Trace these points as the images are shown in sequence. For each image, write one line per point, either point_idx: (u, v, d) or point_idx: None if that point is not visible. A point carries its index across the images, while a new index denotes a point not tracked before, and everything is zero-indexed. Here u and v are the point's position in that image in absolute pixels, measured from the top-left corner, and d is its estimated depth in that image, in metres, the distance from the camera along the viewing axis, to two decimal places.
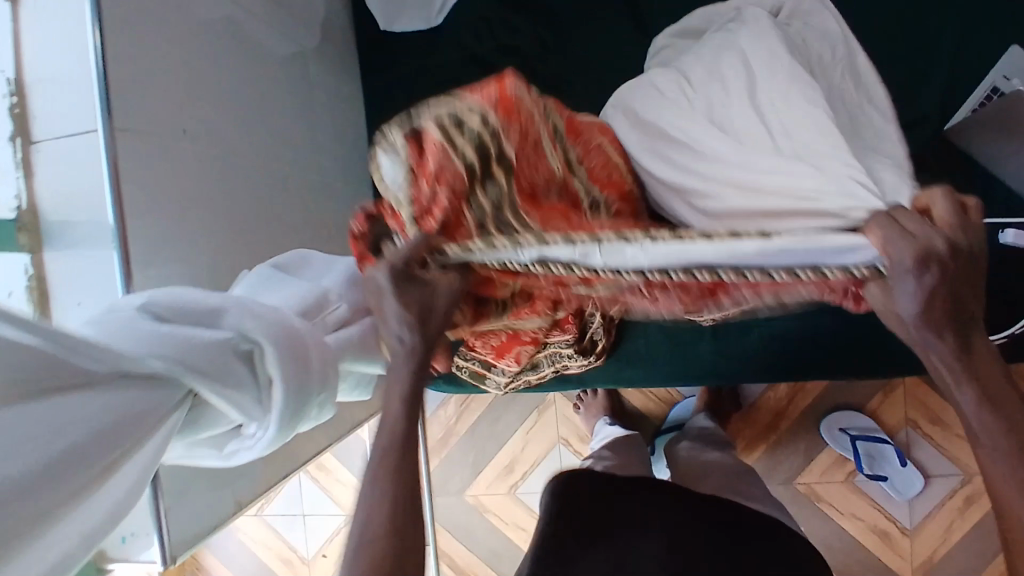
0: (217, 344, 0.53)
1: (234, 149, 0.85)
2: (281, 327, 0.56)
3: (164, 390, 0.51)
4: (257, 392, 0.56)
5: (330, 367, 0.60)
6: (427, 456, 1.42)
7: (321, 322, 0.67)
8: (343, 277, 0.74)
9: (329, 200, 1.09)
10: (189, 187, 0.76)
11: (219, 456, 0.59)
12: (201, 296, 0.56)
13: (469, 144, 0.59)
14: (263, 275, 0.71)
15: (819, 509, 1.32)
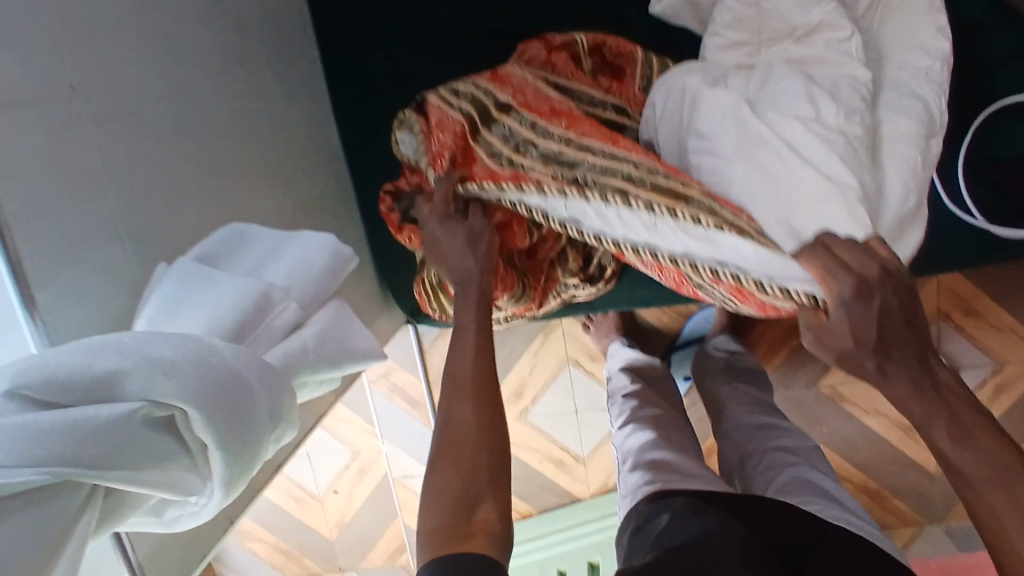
0: (123, 422, 0.40)
1: (152, 103, 0.68)
2: (208, 377, 0.43)
3: (61, 501, 0.38)
4: (190, 459, 0.44)
5: (278, 396, 0.48)
6: (430, 388, 1.34)
7: (263, 338, 0.53)
8: (284, 267, 0.59)
9: (277, 134, 0.93)
10: (96, 160, 0.60)
11: (159, 523, 0.48)
12: (87, 357, 0.42)
13: (464, 102, 0.84)
14: (184, 274, 0.55)
15: (842, 409, 1.27)
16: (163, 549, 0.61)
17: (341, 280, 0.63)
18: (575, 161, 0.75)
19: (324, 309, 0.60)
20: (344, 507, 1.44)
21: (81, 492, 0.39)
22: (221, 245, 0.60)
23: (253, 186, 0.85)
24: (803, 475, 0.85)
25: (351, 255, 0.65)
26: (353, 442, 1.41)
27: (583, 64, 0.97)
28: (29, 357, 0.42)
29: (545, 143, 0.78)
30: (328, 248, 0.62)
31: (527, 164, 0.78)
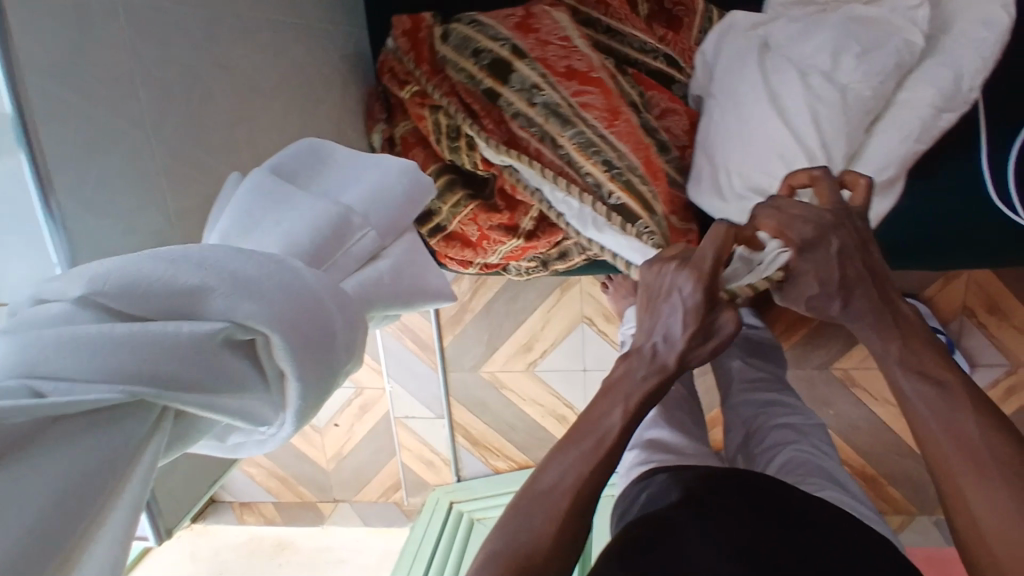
0: (204, 342, 0.37)
1: (185, 5, 0.64)
2: (291, 304, 0.40)
3: (136, 421, 0.37)
4: (267, 388, 0.42)
5: (355, 331, 0.45)
6: (440, 333, 1.32)
7: (340, 264, 0.49)
8: (359, 193, 0.55)
9: (310, 52, 0.88)
10: (125, 62, 0.56)
11: (223, 447, 0.46)
12: (168, 267, 0.38)
13: (490, 47, 0.82)
14: (260, 190, 0.51)
15: (851, 394, 1.26)
16: (177, 473, 0.60)
17: (419, 211, 0.59)
18: (559, 142, 0.79)
19: (397, 241, 0.56)
20: (343, 441, 1.44)
21: (154, 412, 0.37)
22: (296, 154, 0.56)
23: (285, 106, 0.81)
24: (803, 454, 0.84)
25: (429, 184, 0.60)
26: (358, 378, 1.40)
27: (637, 9, 0.93)
28: (108, 260, 0.39)
29: (546, 115, 0.79)
30: (407, 174, 0.58)
31: (533, 120, 0.80)
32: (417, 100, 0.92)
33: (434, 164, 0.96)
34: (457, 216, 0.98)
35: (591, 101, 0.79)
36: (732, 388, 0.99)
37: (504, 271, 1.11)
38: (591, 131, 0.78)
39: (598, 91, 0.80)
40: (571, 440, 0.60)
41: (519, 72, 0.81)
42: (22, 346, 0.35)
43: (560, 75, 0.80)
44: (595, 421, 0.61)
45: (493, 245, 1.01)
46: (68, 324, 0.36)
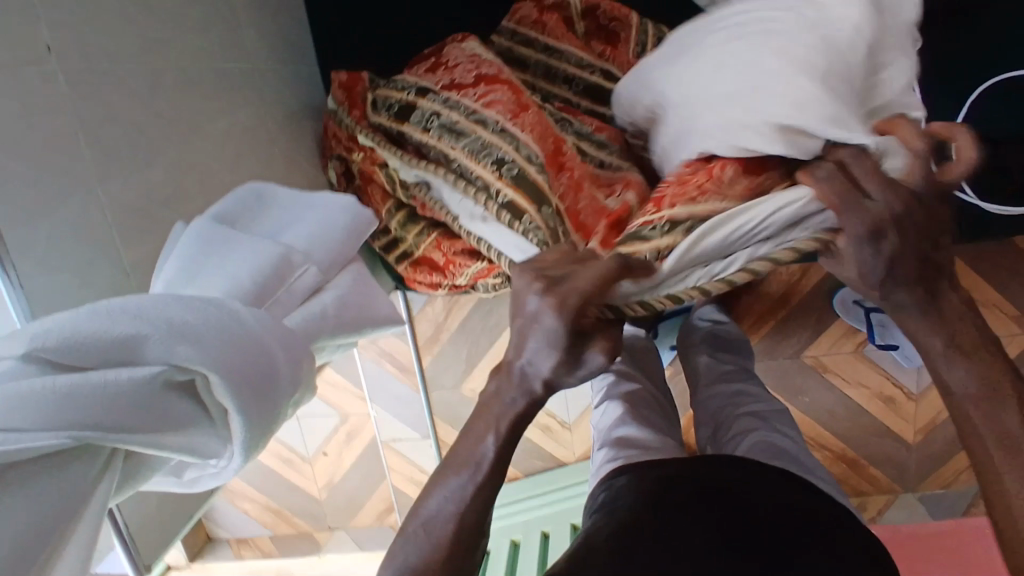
0: (146, 387, 0.40)
1: (126, 59, 0.66)
2: (231, 344, 0.44)
3: (84, 465, 0.39)
4: (211, 424, 0.45)
5: (297, 364, 0.50)
6: (418, 354, 1.35)
7: (283, 301, 0.54)
8: (302, 233, 0.60)
9: (260, 93, 0.91)
10: (70, 123, 0.58)
11: (179, 483, 0.49)
12: (110, 319, 0.41)
13: (395, 89, 0.90)
14: (204, 236, 0.54)
15: (824, 379, 1.28)
16: (155, 514, 0.62)
17: (360, 245, 0.65)
18: (453, 151, 0.81)
19: (342, 274, 0.62)
20: (333, 469, 1.46)
21: (100, 455, 0.40)
22: (245, 201, 0.61)
23: (236, 148, 0.84)
24: (768, 440, 0.86)
25: (369, 218, 0.68)
26: (342, 405, 1.41)
27: (576, 28, 0.97)
28: (47, 317, 0.41)
29: (441, 133, 0.83)
30: (346, 211, 0.65)
31: (433, 142, 0.83)
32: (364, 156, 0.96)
33: (392, 199, 1.00)
34: (421, 244, 1.01)
35: (495, 103, 0.82)
36: (700, 384, 1.02)
37: (473, 289, 1.14)
38: (487, 138, 0.79)
39: (503, 93, 0.83)
40: (456, 466, 0.59)
41: (418, 101, 0.86)
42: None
43: (462, 96, 0.84)
44: (472, 447, 0.59)
45: (459, 270, 1.01)
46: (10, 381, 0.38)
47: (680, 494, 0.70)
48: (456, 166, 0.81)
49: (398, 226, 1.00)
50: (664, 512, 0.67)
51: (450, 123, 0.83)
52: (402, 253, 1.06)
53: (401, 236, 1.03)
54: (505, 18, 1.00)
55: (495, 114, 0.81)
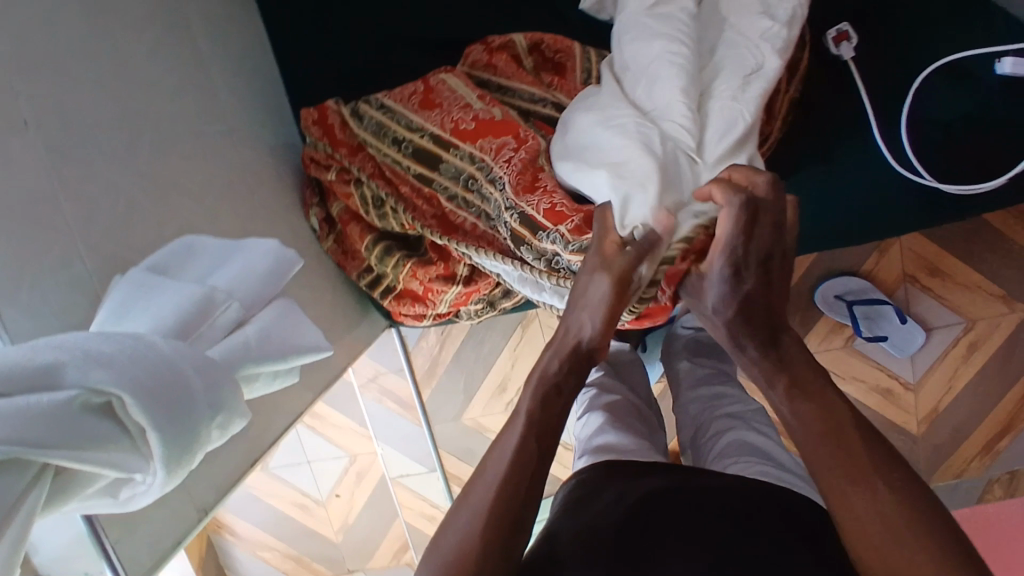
0: (61, 407, 0.45)
1: (102, 124, 0.74)
2: (142, 367, 0.49)
3: (11, 477, 0.44)
4: (132, 443, 0.50)
5: (216, 387, 0.54)
6: (417, 388, 1.39)
7: (205, 335, 0.59)
8: (229, 274, 0.65)
9: (237, 150, 0.99)
10: (50, 184, 0.66)
11: (115, 503, 0.53)
12: (29, 352, 0.47)
13: (404, 131, 0.96)
14: (134, 283, 0.62)
15: None
16: (135, 536, 0.67)
17: (286, 283, 0.70)
18: (468, 196, 0.92)
19: (268, 308, 0.67)
20: (346, 510, 1.49)
21: (28, 470, 0.45)
22: (174, 253, 0.67)
23: (213, 200, 0.91)
24: (743, 437, 0.88)
25: (294, 257, 0.72)
26: (349, 446, 1.45)
27: (523, 64, 1.03)
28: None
29: (454, 175, 0.92)
30: (271, 252, 0.69)
31: (448, 186, 0.93)
32: (342, 179, 1.02)
33: (370, 236, 1.06)
34: (399, 275, 1.06)
35: (509, 156, 0.88)
36: (682, 387, 1.03)
37: (458, 318, 1.19)
38: (491, 185, 0.89)
39: (513, 141, 0.90)
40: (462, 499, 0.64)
41: (436, 140, 0.94)
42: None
43: (482, 151, 0.91)
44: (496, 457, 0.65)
45: (437, 295, 1.07)
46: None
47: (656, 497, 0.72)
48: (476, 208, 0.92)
49: (377, 260, 1.06)
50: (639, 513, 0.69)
51: (458, 166, 0.92)
52: (385, 288, 1.12)
53: (381, 271, 1.09)
54: (459, 63, 1.07)
55: (491, 162, 0.89)
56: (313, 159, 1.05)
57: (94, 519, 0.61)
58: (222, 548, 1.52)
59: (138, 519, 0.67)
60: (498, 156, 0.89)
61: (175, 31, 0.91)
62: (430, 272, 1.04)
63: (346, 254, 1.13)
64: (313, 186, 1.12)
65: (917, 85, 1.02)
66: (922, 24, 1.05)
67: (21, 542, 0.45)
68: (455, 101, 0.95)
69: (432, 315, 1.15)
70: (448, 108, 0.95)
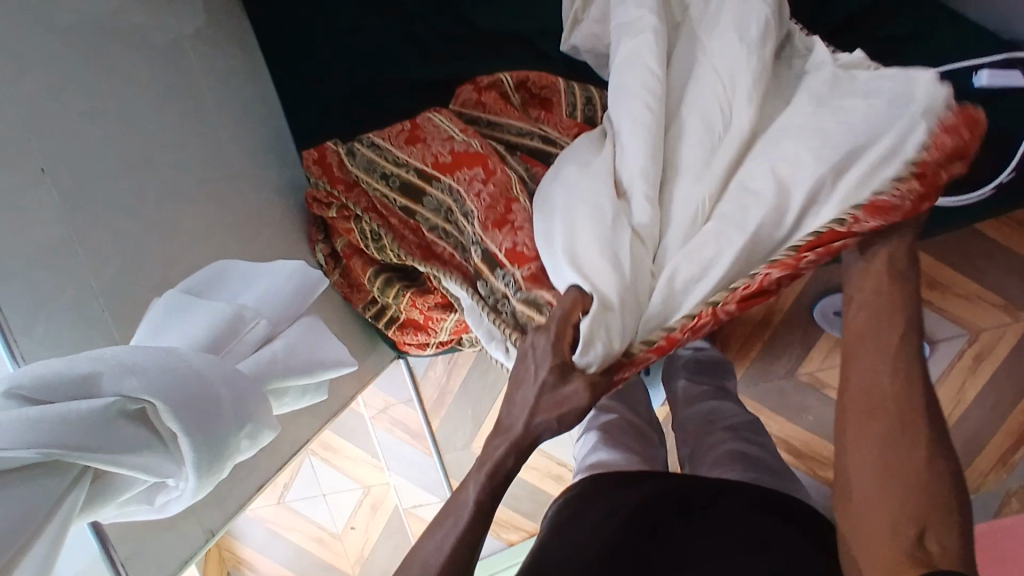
0: (103, 415, 0.54)
1: (115, 173, 0.81)
2: (174, 381, 0.58)
3: (55, 479, 0.53)
4: (166, 448, 0.59)
5: (241, 401, 0.63)
6: (427, 418, 1.42)
7: (236, 350, 0.69)
8: (256, 296, 0.76)
9: (244, 193, 1.05)
10: (64, 227, 0.72)
11: (153, 508, 0.62)
12: (71, 364, 0.55)
13: (392, 167, 1.00)
14: (169, 305, 0.71)
15: (823, 394, 1.28)
16: (145, 553, 0.70)
17: (310, 300, 0.80)
18: (447, 226, 0.95)
19: (293, 325, 0.77)
20: (362, 543, 1.51)
21: (71, 473, 0.54)
22: (207, 276, 0.78)
23: (222, 238, 0.96)
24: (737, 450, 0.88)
25: (318, 278, 0.82)
26: (363, 477, 1.48)
27: (511, 99, 1.09)
28: (26, 366, 0.55)
29: (434, 208, 0.95)
30: (295, 273, 0.80)
31: (431, 219, 0.96)
32: (343, 216, 1.08)
33: (372, 268, 1.10)
34: (400, 305, 1.10)
35: (479, 189, 0.89)
36: (679, 405, 1.04)
37: (462, 347, 1.22)
38: (462, 217, 0.90)
39: (484, 172, 0.90)
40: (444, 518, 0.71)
41: (418, 175, 0.97)
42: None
43: (458, 183, 0.92)
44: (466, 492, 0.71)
45: (438, 323, 1.11)
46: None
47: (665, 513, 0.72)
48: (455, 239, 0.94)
49: (379, 291, 1.10)
50: (642, 528, 0.70)
51: (437, 199, 0.95)
52: (389, 318, 1.16)
53: (384, 301, 1.13)
54: (452, 103, 1.12)
55: (463, 194, 0.91)
56: (315, 194, 1.11)
57: (103, 532, 0.65)
58: None
59: (148, 537, 0.71)
60: (469, 187, 0.90)
61: (184, 86, 0.98)
62: (429, 298, 1.07)
63: (351, 287, 1.17)
64: (318, 223, 1.17)
65: None
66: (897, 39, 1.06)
67: (66, 532, 0.54)
68: (436, 135, 0.98)
69: (435, 342, 1.18)
70: (428, 143, 0.97)
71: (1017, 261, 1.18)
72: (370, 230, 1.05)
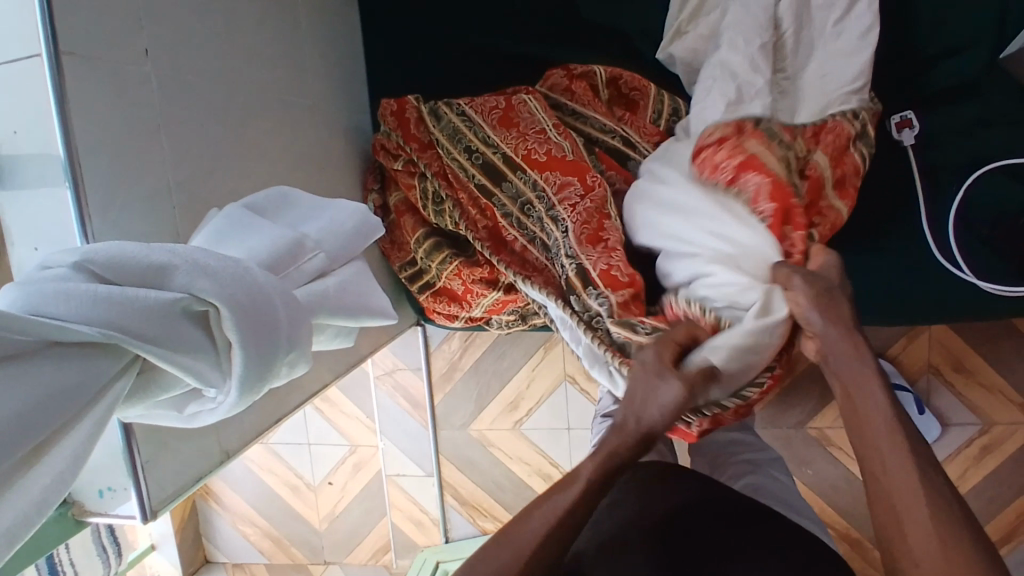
0: (167, 308, 0.50)
1: (205, 72, 0.78)
2: (239, 287, 0.53)
3: (106, 361, 0.48)
4: (215, 357, 0.54)
5: (297, 326, 0.58)
6: (431, 390, 1.41)
7: (293, 276, 0.66)
8: (320, 227, 0.73)
9: (314, 126, 1.03)
10: (152, 115, 0.70)
11: (179, 418, 0.58)
12: (145, 251, 0.52)
13: (477, 142, 1.00)
14: (234, 219, 0.68)
15: (827, 452, 1.29)
16: (164, 461, 0.67)
17: (367, 244, 0.77)
18: (524, 220, 0.97)
19: (348, 265, 0.74)
20: (336, 500, 1.49)
21: (124, 358, 0.50)
22: (269, 198, 0.75)
23: (288, 165, 0.94)
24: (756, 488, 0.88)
25: (377, 225, 0.79)
26: (353, 434, 1.47)
27: (600, 94, 1.08)
28: (103, 243, 0.52)
29: (515, 199, 0.97)
30: (358, 216, 0.77)
31: (506, 206, 0.98)
32: (407, 171, 1.09)
33: (422, 229, 1.09)
34: (442, 272, 1.09)
35: (570, 196, 0.90)
36: None
37: (489, 327, 1.21)
38: (551, 223, 0.92)
39: (579, 184, 0.91)
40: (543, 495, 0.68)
41: (505, 161, 0.98)
42: (25, 289, 0.47)
43: (546, 182, 0.94)
44: (577, 478, 0.69)
45: (476, 298, 1.10)
46: (62, 279, 0.49)
47: (729, 521, 0.72)
48: (535, 238, 0.96)
49: (425, 254, 1.09)
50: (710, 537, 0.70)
51: (520, 191, 0.96)
52: (425, 283, 1.15)
53: (425, 265, 1.11)
54: (539, 85, 1.12)
55: (553, 199, 0.92)
56: (381, 143, 1.11)
57: (131, 431, 0.62)
58: (205, 519, 1.55)
59: (168, 444, 0.67)
60: (563, 195, 0.91)
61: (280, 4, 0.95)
62: (472, 274, 1.07)
63: (393, 242, 1.16)
64: (376, 172, 1.16)
65: (968, 182, 1.02)
66: (994, 121, 1.04)
67: (103, 422, 0.49)
68: (531, 125, 0.99)
69: (462, 317, 1.18)
70: (521, 131, 0.98)
71: None
72: (433, 193, 1.06)
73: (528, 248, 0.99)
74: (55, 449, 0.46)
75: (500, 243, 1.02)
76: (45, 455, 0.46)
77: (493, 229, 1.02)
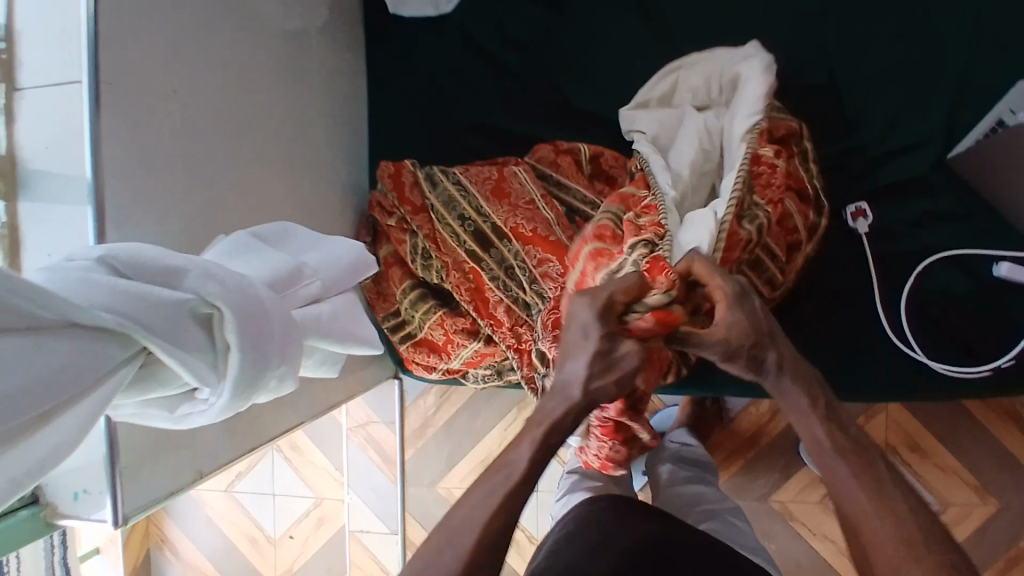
0: (175, 305, 0.53)
1: (221, 114, 0.85)
2: (243, 295, 0.57)
3: (117, 347, 0.51)
4: (214, 359, 0.57)
5: (289, 339, 0.61)
6: (402, 445, 1.41)
7: (291, 297, 0.69)
8: (317, 259, 0.78)
9: (316, 176, 1.09)
10: (173, 149, 0.76)
11: (170, 419, 0.60)
12: (162, 254, 0.56)
13: (468, 209, 1.08)
14: (235, 244, 0.72)
15: (789, 526, 1.30)
16: (141, 469, 0.68)
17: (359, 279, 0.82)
18: (510, 283, 1.05)
19: (337, 296, 0.78)
20: (295, 555, 1.46)
21: (131, 347, 0.53)
22: (272, 230, 0.79)
23: (288, 210, 1.00)
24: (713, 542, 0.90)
25: (371, 263, 0.84)
26: (318, 487, 1.46)
27: (582, 169, 1.16)
28: (124, 245, 0.57)
29: (501, 266, 1.05)
30: (353, 251, 0.82)
31: (494, 269, 1.05)
32: (400, 227, 1.15)
33: (408, 281, 1.15)
34: (426, 322, 1.13)
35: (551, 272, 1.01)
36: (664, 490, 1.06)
37: (466, 381, 1.24)
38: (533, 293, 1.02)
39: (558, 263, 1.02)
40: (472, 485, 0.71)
41: (496, 227, 1.06)
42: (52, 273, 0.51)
43: (528, 253, 1.03)
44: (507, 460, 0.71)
45: (456, 349, 1.13)
46: (87, 272, 0.53)
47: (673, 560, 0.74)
48: (520, 303, 1.05)
49: (410, 304, 1.14)
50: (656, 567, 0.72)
51: (506, 257, 1.05)
52: (406, 333, 1.18)
53: (408, 316, 1.16)
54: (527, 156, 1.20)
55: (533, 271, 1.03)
56: (377, 198, 1.18)
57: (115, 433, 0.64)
58: (158, 568, 1.52)
59: (147, 454, 0.69)
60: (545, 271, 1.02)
61: (295, 63, 1.04)
62: (456, 332, 1.11)
63: (378, 293, 1.20)
64: (368, 226, 1.22)
65: (921, 268, 1.10)
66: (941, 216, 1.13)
67: (105, 405, 0.52)
68: (520, 196, 1.07)
69: (440, 372, 1.20)
70: (512, 202, 1.07)
71: (996, 448, 1.23)
72: (424, 250, 1.12)
73: (514, 308, 1.05)
74: (57, 424, 0.48)
75: (486, 306, 1.08)
76: (46, 430, 0.48)
77: (479, 292, 1.08)
